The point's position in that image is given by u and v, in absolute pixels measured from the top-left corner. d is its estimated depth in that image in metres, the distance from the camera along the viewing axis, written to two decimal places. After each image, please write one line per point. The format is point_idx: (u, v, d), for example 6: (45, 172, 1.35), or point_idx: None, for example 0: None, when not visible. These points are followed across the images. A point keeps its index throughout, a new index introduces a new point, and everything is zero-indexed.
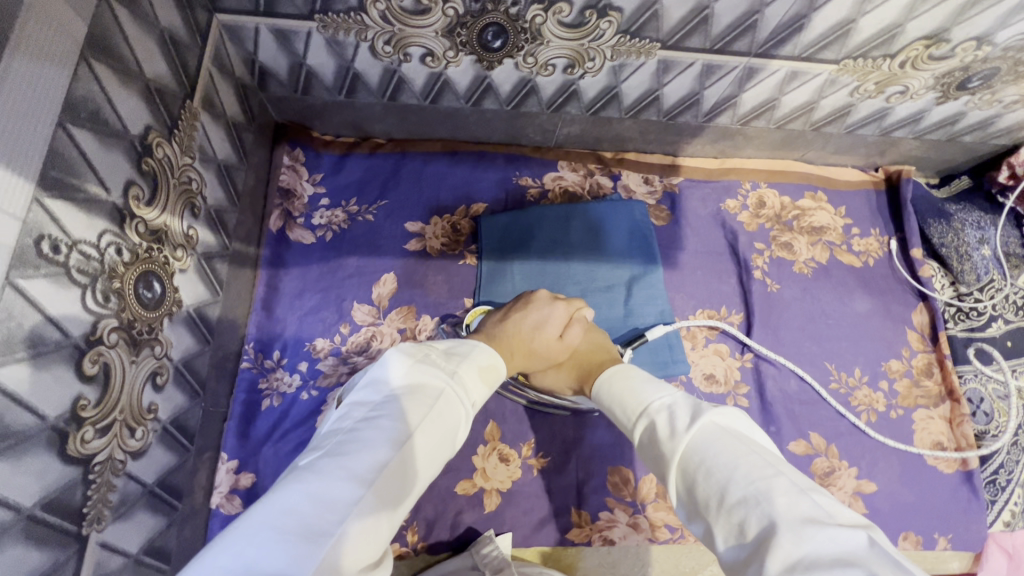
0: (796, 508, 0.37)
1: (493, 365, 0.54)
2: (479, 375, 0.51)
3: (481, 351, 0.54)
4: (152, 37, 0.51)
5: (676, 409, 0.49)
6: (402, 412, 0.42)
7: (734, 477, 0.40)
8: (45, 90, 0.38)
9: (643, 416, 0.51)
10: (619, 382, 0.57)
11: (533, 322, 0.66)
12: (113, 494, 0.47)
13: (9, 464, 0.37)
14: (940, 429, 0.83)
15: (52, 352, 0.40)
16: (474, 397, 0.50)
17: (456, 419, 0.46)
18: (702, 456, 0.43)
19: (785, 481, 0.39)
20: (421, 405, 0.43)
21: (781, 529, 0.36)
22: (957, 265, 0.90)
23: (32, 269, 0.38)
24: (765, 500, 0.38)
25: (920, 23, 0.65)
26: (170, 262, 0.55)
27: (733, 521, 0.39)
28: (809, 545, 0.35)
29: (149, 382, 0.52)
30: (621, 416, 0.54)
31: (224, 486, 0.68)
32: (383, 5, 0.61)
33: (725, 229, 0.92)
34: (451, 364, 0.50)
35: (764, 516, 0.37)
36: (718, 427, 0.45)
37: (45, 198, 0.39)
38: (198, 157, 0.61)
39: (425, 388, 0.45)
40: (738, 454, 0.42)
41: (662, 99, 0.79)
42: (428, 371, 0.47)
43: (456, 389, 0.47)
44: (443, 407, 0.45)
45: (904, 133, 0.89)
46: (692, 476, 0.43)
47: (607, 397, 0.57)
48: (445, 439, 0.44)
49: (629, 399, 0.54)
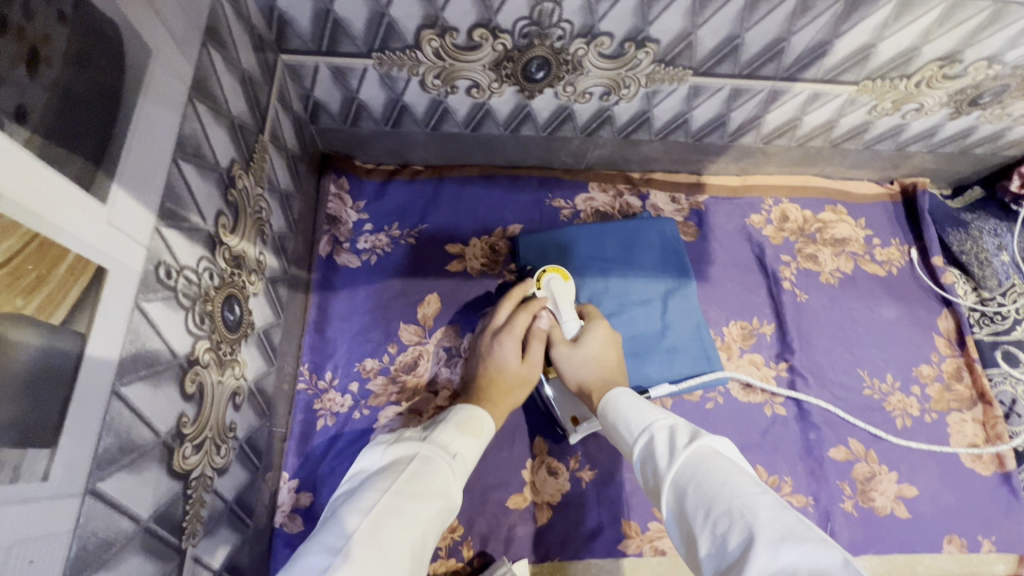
0: (776, 524, 0.38)
1: (473, 415, 0.56)
2: (458, 429, 0.54)
3: (461, 409, 0.58)
4: (235, 77, 0.55)
5: (676, 430, 0.51)
6: (374, 485, 0.46)
7: (722, 492, 0.42)
8: (165, 131, 0.41)
9: (645, 432, 0.54)
10: (626, 400, 0.60)
11: (494, 365, 0.72)
12: (204, 510, 0.50)
13: (133, 477, 0.39)
14: (975, 431, 0.85)
15: (164, 371, 0.42)
16: (459, 451, 0.52)
17: (437, 477, 0.48)
18: (693, 472, 0.45)
19: (770, 500, 0.41)
20: (391, 472, 0.47)
21: (759, 542, 0.37)
22: (978, 272, 0.94)
23: (152, 292, 0.40)
24: (748, 513, 0.40)
25: (936, 45, 0.69)
26: (247, 286, 0.58)
27: (718, 532, 0.41)
28: (784, 558, 0.36)
29: (230, 402, 0.55)
30: (623, 433, 0.57)
31: (287, 505, 0.71)
32: (437, 43, 0.66)
33: (752, 242, 0.95)
34: (427, 431, 0.54)
35: (745, 528, 0.39)
36: (712, 451, 0.47)
37: (161, 227, 0.42)
38: (266, 187, 0.64)
39: (397, 460, 0.49)
40: (728, 472, 0.44)
41: (690, 122, 0.83)
42: (399, 445, 0.51)
43: (431, 448, 0.50)
44: (418, 467, 0.48)
45: (919, 147, 0.93)
46: (683, 490, 0.45)
47: (612, 412, 0.60)
48: (430, 496, 0.46)
49: (634, 415, 0.57)
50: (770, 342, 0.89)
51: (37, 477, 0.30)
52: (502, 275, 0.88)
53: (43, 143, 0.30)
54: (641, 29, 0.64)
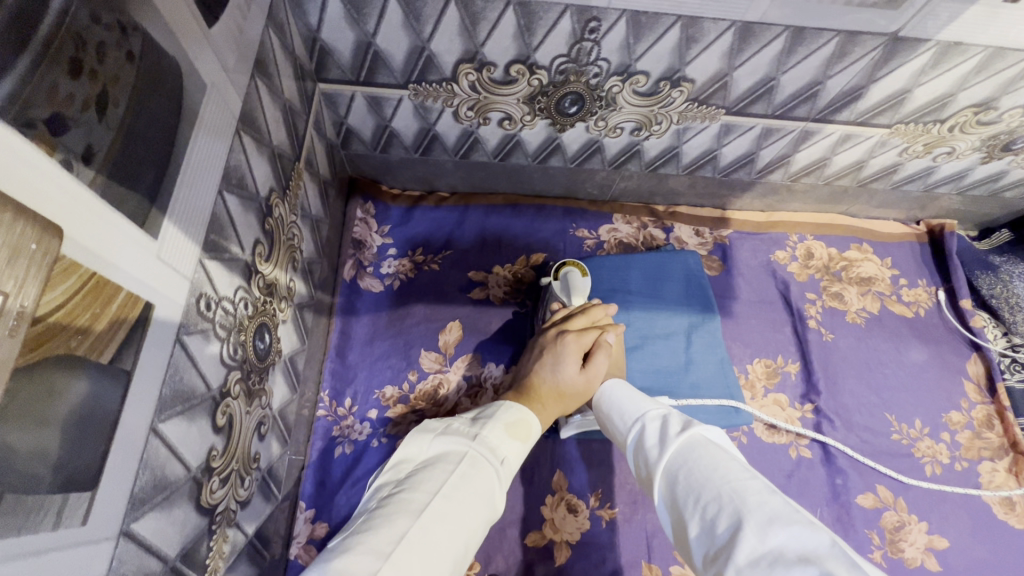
0: (766, 507, 0.36)
1: (524, 418, 0.55)
2: (506, 431, 0.53)
3: (508, 407, 0.56)
4: (277, 108, 0.55)
5: (668, 418, 0.50)
6: (421, 485, 0.45)
7: (711, 478, 0.40)
8: (212, 163, 0.41)
9: (638, 421, 0.53)
10: (618, 390, 0.59)
11: (549, 370, 0.63)
12: (226, 545, 0.49)
13: (163, 515, 0.38)
14: (1007, 483, 0.83)
15: (198, 405, 0.41)
16: (503, 453, 0.51)
17: (485, 481, 0.47)
18: (684, 458, 0.44)
19: (759, 484, 0.39)
20: (439, 473, 0.46)
21: (747, 526, 0.35)
22: (1009, 316, 0.91)
23: (193, 325, 0.40)
24: (737, 497, 0.38)
25: (972, 92, 0.69)
26: (277, 313, 0.58)
27: (708, 516, 0.39)
28: (774, 540, 0.34)
29: (256, 431, 0.54)
30: (617, 422, 0.56)
31: (302, 536, 0.70)
32: (474, 76, 0.66)
33: (777, 280, 0.95)
34: (476, 427, 0.52)
35: (735, 509, 0.37)
36: (703, 437, 0.45)
37: (204, 259, 0.41)
38: (300, 215, 0.65)
39: (445, 458, 0.48)
40: (718, 458, 0.42)
41: (719, 158, 0.83)
42: (447, 442, 0.49)
43: (480, 450, 0.49)
44: (466, 470, 0.47)
45: (948, 189, 0.92)
46: (674, 476, 0.43)
47: (605, 402, 0.59)
48: (477, 502, 0.45)
49: (627, 405, 0.56)
50: (794, 382, 0.88)
51: (76, 521, 0.29)
52: (525, 304, 0.87)
53: (105, 183, 0.30)
54: (677, 69, 0.65)
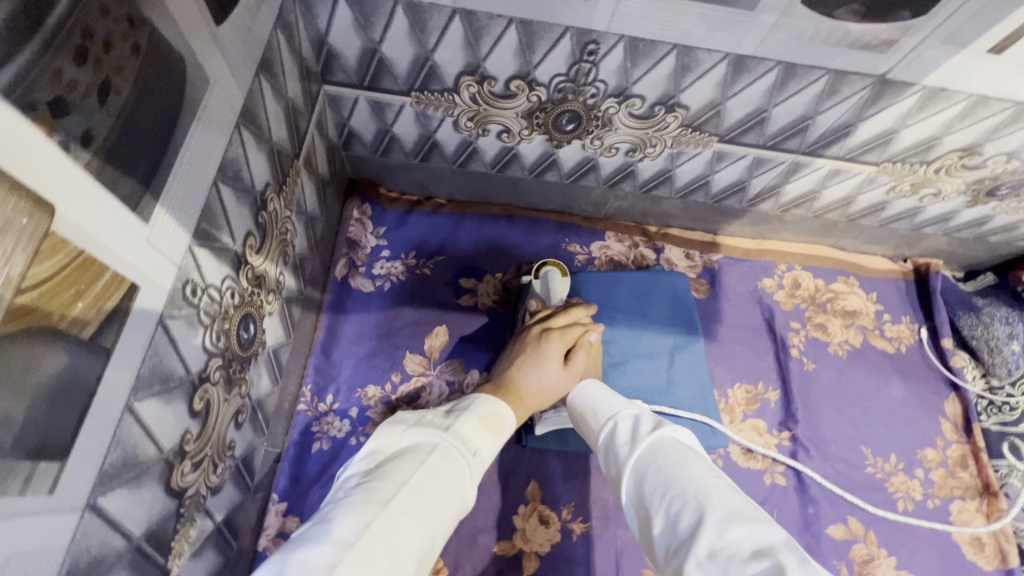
0: (726, 504, 0.39)
1: (499, 411, 0.55)
2: (480, 423, 0.53)
3: (484, 400, 0.56)
4: (280, 106, 0.57)
5: (640, 418, 0.51)
6: (389, 476, 0.45)
7: (679, 475, 0.42)
8: (208, 156, 0.43)
9: (610, 420, 0.53)
10: (593, 390, 0.59)
11: (530, 366, 0.64)
12: (193, 529, 0.49)
13: (132, 492, 0.39)
14: (977, 523, 0.83)
15: (176, 387, 0.42)
16: (476, 445, 0.51)
17: (455, 473, 0.48)
18: (654, 456, 0.45)
19: (723, 482, 0.42)
20: (409, 464, 0.46)
21: (709, 523, 0.38)
22: (988, 358, 0.93)
23: (177, 309, 0.41)
24: (701, 494, 0.40)
25: (957, 137, 0.71)
26: (264, 305, 0.59)
27: (671, 511, 0.41)
28: (731, 534, 0.37)
29: (233, 420, 0.55)
30: (591, 421, 0.56)
31: (272, 529, 0.70)
32: (475, 89, 0.68)
33: (763, 307, 0.96)
34: (450, 419, 0.53)
35: (697, 504, 0.40)
36: (674, 438, 0.47)
37: (194, 246, 0.43)
38: (295, 210, 0.66)
39: (416, 449, 0.48)
40: (687, 458, 0.44)
41: (712, 183, 0.85)
42: (419, 434, 0.49)
43: (452, 442, 0.49)
44: (437, 461, 0.47)
45: (934, 230, 0.94)
46: (643, 473, 0.45)
47: (580, 400, 0.60)
48: (445, 493, 0.46)
49: (602, 404, 0.56)
50: (773, 409, 0.89)
51: (44, 490, 0.30)
52: (512, 313, 0.88)
53: (100, 167, 0.31)
54: (672, 95, 0.67)
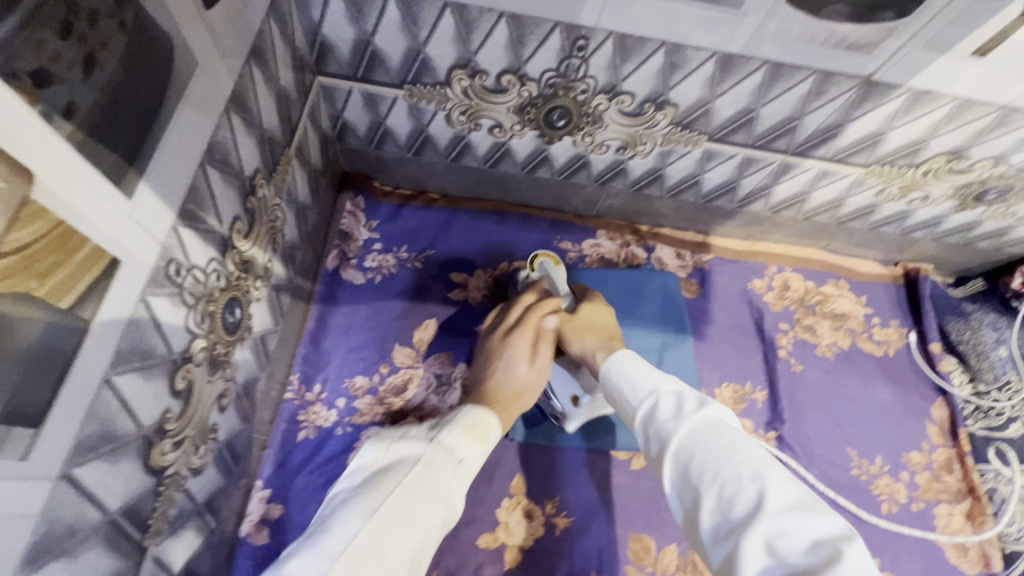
0: (785, 493, 0.38)
1: (483, 420, 0.57)
2: (465, 432, 0.54)
3: (467, 412, 0.57)
4: (271, 93, 0.58)
5: (682, 393, 0.47)
6: (375, 487, 0.46)
7: (735, 458, 0.40)
8: (195, 138, 0.43)
9: (650, 395, 0.48)
10: (629, 361, 0.54)
11: (500, 370, 0.65)
12: (172, 508, 0.49)
13: (109, 466, 0.39)
14: (961, 527, 0.83)
15: (157, 365, 0.43)
16: (462, 455, 0.52)
17: (442, 482, 0.48)
18: (705, 438, 0.42)
19: (778, 467, 0.40)
20: (394, 474, 0.47)
21: (770, 511, 0.37)
22: (975, 363, 0.94)
23: (159, 287, 0.42)
24: (760, 481, 0.38)
25: (943, 140, 0.71)
26: (251, 291, 0.60)
27: (725, 495, 0.39)
28: (793, 525, 0.36)
29: (216, 403, 0.55)
30: (625, 394, 0.51)
31: (255, 515, 0.70)
32: (467, 82, 0.68)
33: (752, 307, 0.96)
34: (433, 432, 0.54)
35: (755, 492, 0.38)
36: (722, 417, 0.44)
37: (179, 226, 0.43)
38: (285, 198, 0.67)
39: (401, 460, 0.49)
40: (741, 441, 0.41)
41: (702, 183, 0.86)
42: (403, 446, 0.50)
43: (437, 451, 0.50)
44: (423, 470, 0.48)
45: (923, 234, 0.95)
46: (692, 455, 0.42)
47: (612, 371, 0.54)
48: (433, 502, 0.46)
49: (638, 377, 0.51)
50: (760, 409, 0.89)
51: (17, 455, 0.30)
52: None
53: (83, 140, 0.32)
54: (661, 92, 0.67)
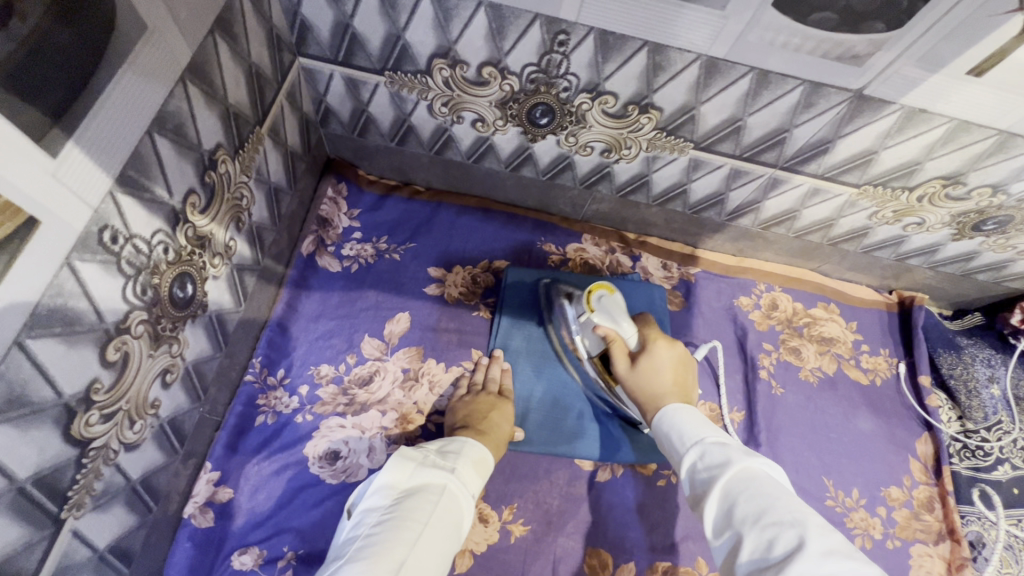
0: (825, 540, 0.41)
1: (484, 455, 0.61)
2: (475, 467, 0.59)
3: (472, 445, 0.62)
4: (240, 69, 0.57)
5: (730, 447, 0.52)
6: (411, 513, 0.50)
7: (777, 505, 0.45)
8: (145, 103, 0.42)
9: (696, 445, 0.54)
10: (683, 413, 0.59)
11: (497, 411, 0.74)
12: (97, 483, 0.48)
13: (17, 432, 0.38)
14: (939, 571, 0.79)
15: (83, 333, 0.42)
16: (471, 487, 0.57)
17: (460, 511, 0.54)
18: (747, 487, 0.47)
19: (820, 519, 0.44)
20: (427, 504, 0.51)
21: (806, 548, 0.40)
22: (965, 401, 0.90)
23: (89, 253, 0.41)
24: (798, 524, 0.43)
25: (939, 163, 0.68)
26: (206, 267, 0.59)
27: (765, 536, 0.43)
28: (827, 567, 0.39)
29: (158, 378, 0.54)
30: (675, 443, 0.57)
31: (201, 497, 0.69)
32: (447, 72, 0.67)
33: (736, 324, 0.94)
34: (449, 462, 0.58)
35: (794, 536, 0.42)
36: (770, 477, 0.49)
37: (118, 193, 0.42)
38: (253, 176, 0.66)
39: (428, 488, 0.53)
40: (782, 494, 0.46)
41: (689, 193, 0.83)
42: (428, 475, 0.54)
43: (458, 484, 0.55)
44: (447, 503, 0.53)
45: (919, 261, 0.91)
46: (734, 500, 0.47)
47: (664, 421, 0.60)
48: (452, 533, 0.51)
49: (688, 428, 0.57)
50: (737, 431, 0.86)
51: None
52: (477, 307, 0.87)
53: None
54: (645, 94, 0.65)
